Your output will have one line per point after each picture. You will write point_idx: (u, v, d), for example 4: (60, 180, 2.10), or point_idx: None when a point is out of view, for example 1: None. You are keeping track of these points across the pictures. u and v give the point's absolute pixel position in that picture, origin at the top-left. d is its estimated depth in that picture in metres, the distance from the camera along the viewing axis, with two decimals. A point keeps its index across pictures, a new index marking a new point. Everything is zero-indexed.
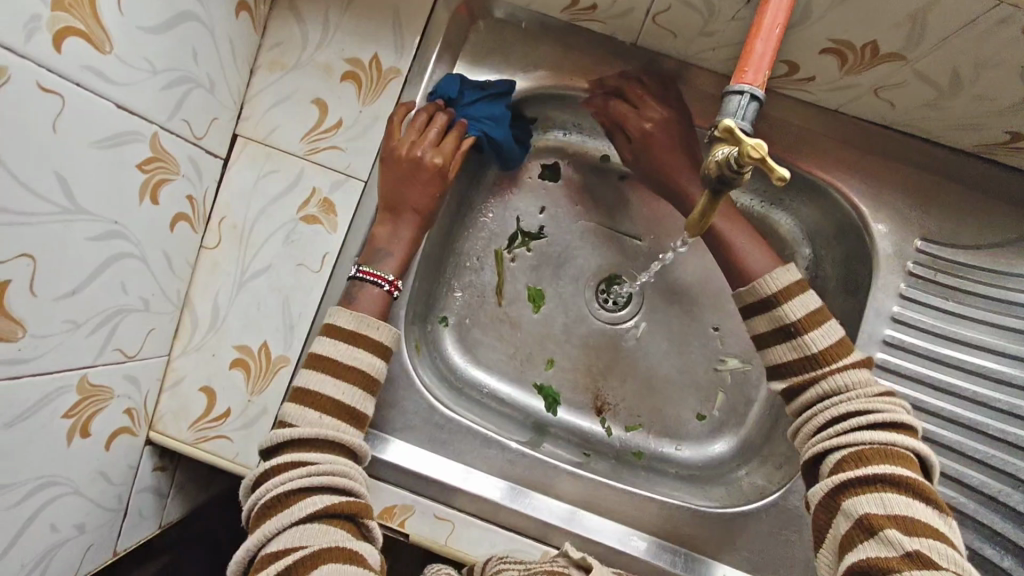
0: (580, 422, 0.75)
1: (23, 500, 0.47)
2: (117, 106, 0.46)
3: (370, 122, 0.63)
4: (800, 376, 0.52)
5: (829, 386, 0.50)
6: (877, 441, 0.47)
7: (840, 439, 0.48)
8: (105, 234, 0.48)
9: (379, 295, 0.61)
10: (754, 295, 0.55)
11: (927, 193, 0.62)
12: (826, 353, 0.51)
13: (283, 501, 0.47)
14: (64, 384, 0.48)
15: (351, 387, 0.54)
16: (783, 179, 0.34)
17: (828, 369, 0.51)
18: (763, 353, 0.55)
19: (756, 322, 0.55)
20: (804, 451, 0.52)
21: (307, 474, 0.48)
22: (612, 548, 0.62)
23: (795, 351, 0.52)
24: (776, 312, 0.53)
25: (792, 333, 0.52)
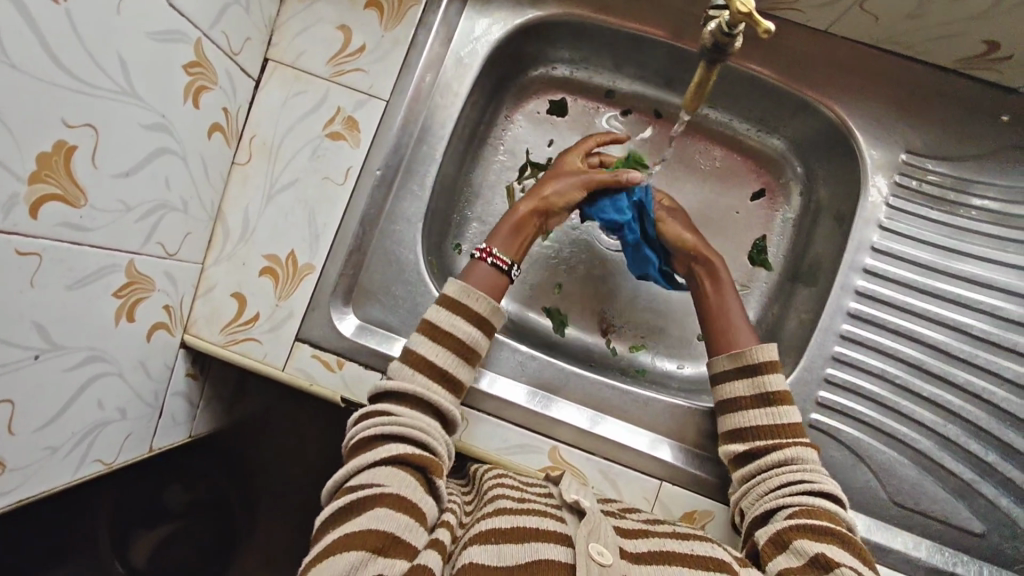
0: (586, 341, 0.79)
1: (76, 367, 0.51)
2: (169, 4, 0.51)
3: (391, 46, 0.67)
4: (761, 441, 0.59)
5: (786, 454, 0.57)
6: (821, 504, 0.53)
7: (795, 500, 0.53)
8: (154, 126, 0.53)
9: (494, 275, 0.65)
10: (743, 359, 0.62)
11: (911, 108, 0.66)
12: (792, 427, 0.58)
13: (372, 441, 0.55)
14: (115, 263, 0.53)
15: (449, 354, 0.61)
16: (768, 32, 0.39)
17: (786, 440, 0.58)
18: (729, 415, 0.62)
19: (735, 385, 0.62)
20: (754, 509, 0.56)
21: (389, 424, 0.55)
22: (616, 443, 0.66)
23: (767, 419, 0.59)
24: (759, 379, 0.61)
25: (769, 400, 0.60)
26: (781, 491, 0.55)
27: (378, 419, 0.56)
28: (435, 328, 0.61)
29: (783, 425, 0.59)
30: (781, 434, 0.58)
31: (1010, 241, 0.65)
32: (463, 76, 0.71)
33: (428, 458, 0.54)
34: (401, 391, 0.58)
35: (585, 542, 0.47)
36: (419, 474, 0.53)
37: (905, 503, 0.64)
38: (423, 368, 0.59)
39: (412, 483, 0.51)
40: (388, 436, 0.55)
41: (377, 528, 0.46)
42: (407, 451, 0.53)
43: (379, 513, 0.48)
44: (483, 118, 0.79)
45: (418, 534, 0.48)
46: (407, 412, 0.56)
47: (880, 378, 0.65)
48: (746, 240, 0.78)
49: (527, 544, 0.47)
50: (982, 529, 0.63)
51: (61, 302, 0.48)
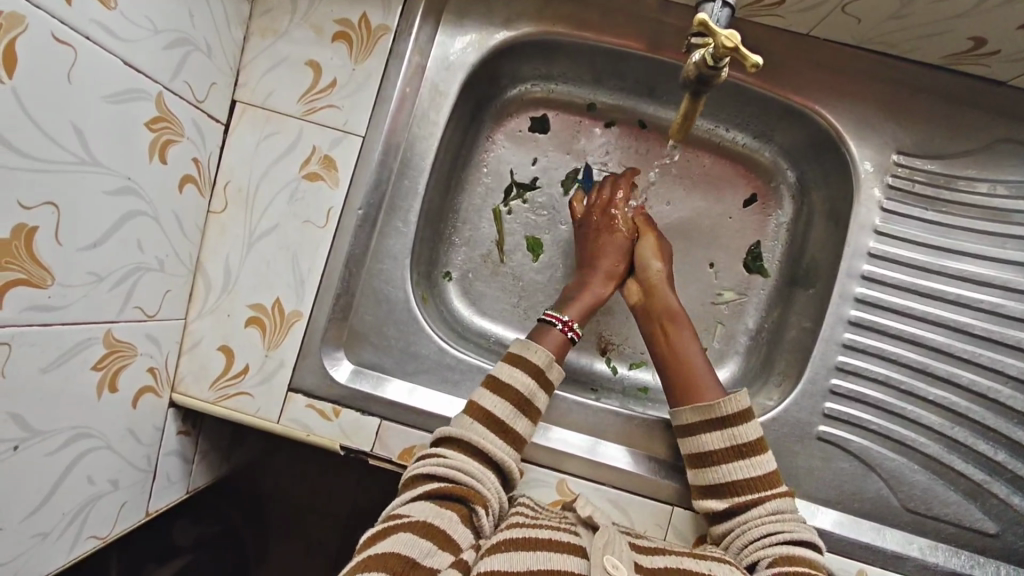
0: (585, 362, 0.77)
1: (60, 449, 0.49)
2: (123, 62, 0.48)
3: (363, 79, 0.65)
4: (739, 497, 0.57)
5: (769, 509, 0.56)
6: (805, 556, 0.52)
7: (775, 550, 0.53)
8: (119, 190, 0.50)
9: (556, 336, 0.65)
10: (714, 412, 0.60)
11: (900, 107, 0.65)
12: (769, 479, 0.58)
13: (421, 479, 0.55)
14: (92, 337, 0.50)
15: (508, 406, 0.59)
16: (753, 64, 0.41)
17: (768, 493, 0.57)
18: (704, 471, 0.60)
19: (708, 439, 0.60)
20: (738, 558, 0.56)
21: (437, 463, 0.55)
22: (625, 472, 0.64)
23: (747, 471, 0.58)
24: (732, 431, 0.59)
25: (745, 453, 0.58)
26: (763, 542, 0.54)
27: (427, 457, 0.57)
28: (494, 380, 0.61)
29: (761, 477, 0.58)
30: (758, 487, 0.57)
31: (1006, 236, 0.64)
32: (440, 103, 0.69)
33: (469, 492, 0.54)
34: (461, 438, 0.57)
35: (601, 555, 0.47)
36: (458, 507, 0.53)
37: (918, 508, 0.62)
38: (481, 418, 0.58)
39: (450, 517, 0.51)
40: (433, 476, 0.55)
41: (401, 552, 0.47)
42: (445, 485, 0.54)
43: (403, 539, 0.48)
44: (464, 142, 0.77)
45: (440, 557, 0.48)
46: (456, 454, 0.56)
47: (883, 384, 0.64)
48: (740, 248, 0.77)
49: (540, 552, 0.47)
50: (996, 529, 0.62)
51: (36, 387, 0.46)
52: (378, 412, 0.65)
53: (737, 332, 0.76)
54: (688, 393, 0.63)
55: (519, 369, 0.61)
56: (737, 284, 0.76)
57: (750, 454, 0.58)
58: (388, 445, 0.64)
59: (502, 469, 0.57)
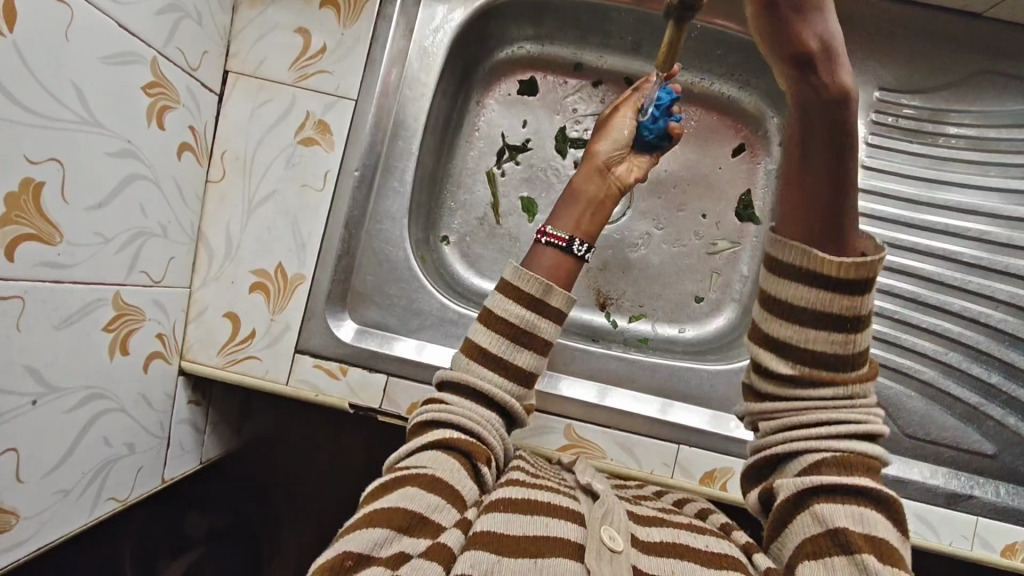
0: (585, 317, 0.79)
1: (75, 408, 0.50)
2: (118, 24, 0.49)
3: (353, 43, 0.66)
4: (815, 371, 0.45)
5: (841, 392, 0.45)
6: (858, 450, 0.44)
7: (831, 443, 0.44)
8: (120, 152, 0.51)
9: (549, 256, 0.60)
10: (853, 270, 0.43)
11: (881, 43, 0.66)
12: (855, 361, 0.45)
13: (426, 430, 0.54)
14: (101, 297, 0.52)
15: (504, 340, 0.56)
16: None
17: (845, 375, 0.45)
18: (794, 328, 0.46)
19: (812, 296, 0.44)
20: (774, 437, 0.46)
21: (443, 412, 0.54)
22: (630, 414, 0.66)
23: (836, 348, 0.45)
24: (852, 300, 0.44)
25: (850, 327, 0.44)
26: (824, 431, 0.44)
27: (431, 407, 0.56)
28: (488, 314, 0.58)
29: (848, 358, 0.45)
30: (843, 363, 0.45)
31: (987, 164, 0.66)
32: (429, 64, 0.70)
33: (475, 442, 0.53)
34: (460, 381, 0.56)
35: (599, 527, 0.45)
36: (464, 458, 0.52)
37: (918, 434, 0.64)
38: (477, 356, 0.57)
39: (456, 467, 0.51)
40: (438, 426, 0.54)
41: (407, 509, 0.46)
42: (452, 437, 0.53)
43: (411, 493, 0.47)
44: (455, 106, 0.78)
45: (447, 513, 0.47)
46: (461, 403, 0.55)
47: (877, 315, 0.66)
48: (733, 196, 0.79)
49: (539, 517, 0.46)
50: (993, 449, 0.64)
51: (51, 343, 0.47)
52: (385, 369, 0.66)
53: None
54: (825, 238, 0.45)
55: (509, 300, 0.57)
56: (730, 233, 0.79)
57: (853, 330, 0.44)
58: (396, 401, 0.65)
59: (506, 411, 0.56)
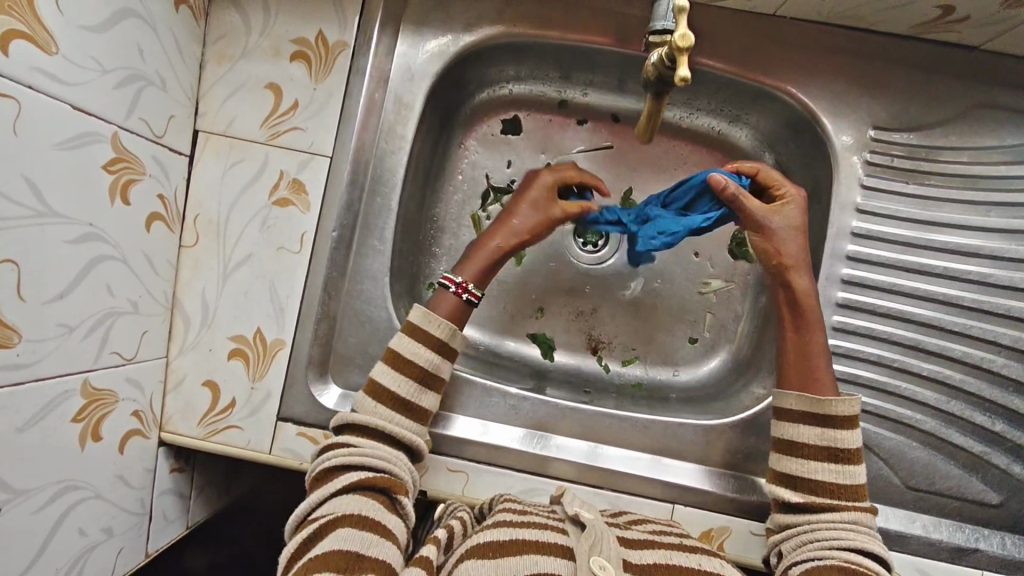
0: (577, 363, 0.77)
1: (45, 505, 0.49)
2: (73, 107, 0.47)
3: (326, 98, 0.64)
4: (815, 498, 0.54)
5: (854, 514, 0.53)
6: (874, 567, 0.50)
7: (847, 557, 0.50)
8: (83, 237, 0.49)
9: (451, 302, 0.62)
10: (819, 408, 0.56)
11: (873, 80, 0.64)
12: (856, 489, 0.54)
13: (333, 475, 0.54)
14: (69, 389, 0.50)
15: (411, 382, 0.58)
16: (686, 79, 0.36)
17: (846, 500, 0.54)
18: (792, 459, 0.56)
19: (801, 431, 0.56)
20: (793, 554, 0.53)
21: (346, 454, 0.54)
22: (624, 474, 0.64)
23: (832, 476, 0.54)
24: (833, 433, 0.55)
25: (840, 458, 0.55)
26: (838, 544, 0.51)
27: (335, 451, 0.55)
28: (395, 353, 0.59)
29: (849, 485, 0.54)
30: (841, 492, 0.54)
31: (989, 204, 0.63)
32: (406, 116, 0.67)
33: (389, 479, 0.54)
34: (360, 424, 0.56)
35: (587, 557, 0.46)
36: (381, 496, 0.53)
37: (920, 486, 0.62)
38: (385, 400, 0.57)
39: (376, 506, 0.51)
40: (348, 468, 0.54)
41: (342, 550, 0.45)
42: (366, 476, 0.53)
43: (343, 534, 0.47)
44: (436, 151, 0.76)
45: (383, 548, 0.47)
46: (368, 443, 0.55)
47: (876, 364, 0.64)
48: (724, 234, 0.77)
49: (529, 555, 0.46)
50: (999, 499, 0.62)
51: (15, 447, 0.45)
52: None
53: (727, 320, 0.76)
54: (801, 380, 0.58)
55: (421, 343, 0.59)
56: (723, 272, 0.77)
57: (848, 460, 0.54)
58: None
59: (408, 445, 0.57)
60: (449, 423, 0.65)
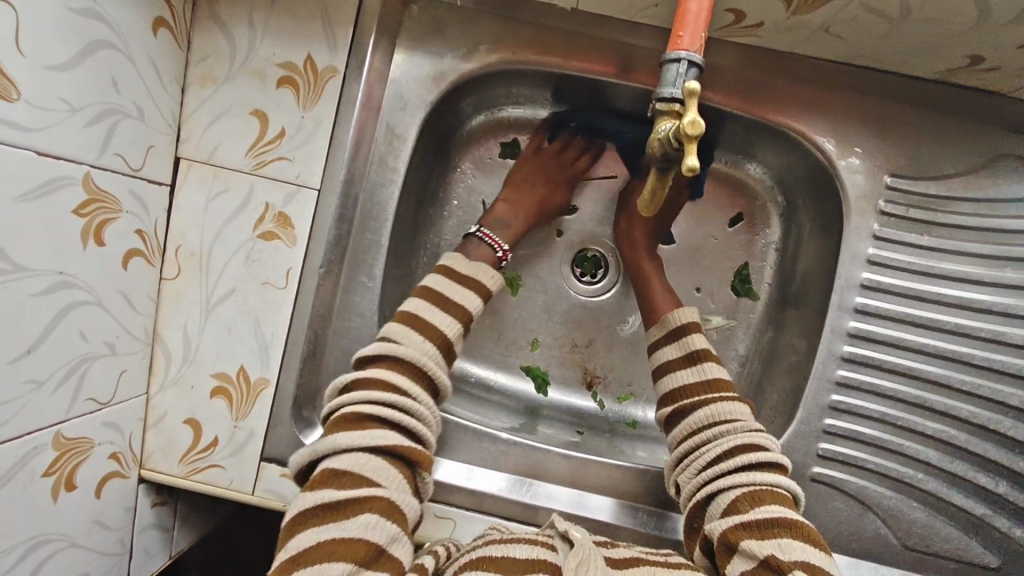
0: (571, 400, 0.75)
1: (16, 564, 0.47)
2: (39, 153, 0.44)
3: (314, 126, 0.60)
4: (686, 400, 0.59)
5: (716, 411, 0.57)
6: (765, 485, 0.50)
7: (735, 482, 0.51)
8: (52, 287, 0.47)
9: (487, 253, 0.68)
10: (666, 325, 0.65)
11: (891, 125, 0.61)
12: (718, 382, 0.59)
13: (362, 421, 0.52)
14: (39, 443, 0.48)
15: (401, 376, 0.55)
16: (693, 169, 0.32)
17: (714, 395, 0.58)
18: (663, 380, 0.63)
19: (665, 350, 0.64)
20: (694, 493, 0.54)
21: (388, 404, 0.52)
22: (611, 525, 0.63)
23: (694, 376, 0.60)
24: (685, 339, 0.63)
25: (694, 358, 0.61)
26: (722, 471, 0.52)
27: (367, 393, 0.53)
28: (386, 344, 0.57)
29: (711, 380, 0.59)
30: (707, 395, 0.58)
31: (1007, 259, 0.60)
32: (399, 146, 0.64)
33: (421, 450, 0.53)
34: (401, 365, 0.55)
35: None
36: (407, 469, 0.52)
37: (918, 546, 0.61)
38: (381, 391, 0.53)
39: (401, 480, 0.50)
40: (382, 421, 0.52)
41: (367, 538, 0.45)
42: (403, 444, 0.52)
43: (372, 520, 0.46)
44: (431, 177, 0.73)
45: (402, 544, 0.48)
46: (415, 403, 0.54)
47: (880, 421, 0.62)
48: (727, 270, 0.74)
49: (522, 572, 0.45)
50: (997, 562, 0.60)
51: None
52: None
53: (727, 358, 0.74)
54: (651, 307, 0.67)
55: (420, 337, 0.58)
56: (725, 308, 0.75)
57: (698, 358, 0.61)
58: None
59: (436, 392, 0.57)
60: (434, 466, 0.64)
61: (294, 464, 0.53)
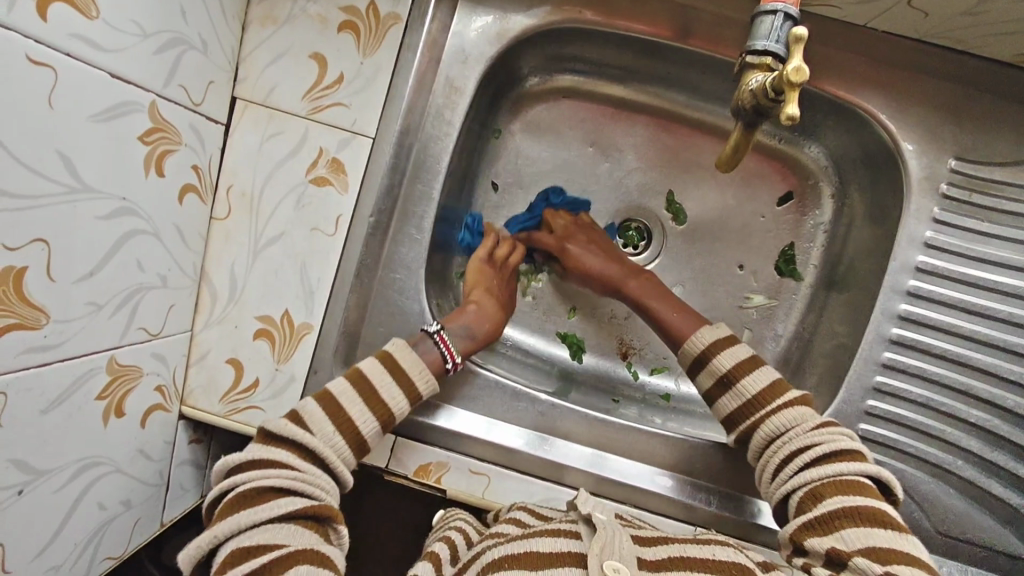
0: (605, 368, 0.75)
1: (67, 484, 0.48)
2: (112, 75, 0.44)
3: (373, 73, 0.60)
4: (749, 417, 0.57)
5: (770, 424, 0.55)
6: (829, 478, 0.49)
7: (796, 483, 0.51)
8: (115, 212, 0.47)
9: (436, 359, 0.59)
10: (689, 358, 0.62)
11: (961, 107, 0.59)
12: (764, 394, 0.56)
13: (255, 498, 0.47)
14: (94, 367, 0.48)
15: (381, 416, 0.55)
16: (792, 117, 0.35)
17: (766, 408, 0.56)
18: (713, 410, 0.60)
19: (701, 380, 0.60)
20: (772, 498, 0.54)
21: (279, 477, 0.48)
22: (640, 489, 0.63)
23: (735, 400, 0.57)
24: (711, 366, 0.59)
25: (728, 382, 0.58)
26: (790, 472, 0.52)
27: (261, 471, 0.49)
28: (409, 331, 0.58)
29: (762, 391, 0.56)
30: (756, 407, 0.56)
31: None
32: (455, 100, 0.63)
33: (327, 514, 0.48)
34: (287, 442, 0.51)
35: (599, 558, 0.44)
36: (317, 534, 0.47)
37: (950, 532, 0.61)
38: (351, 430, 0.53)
39: (316, 542, 0.45)
40: (279, 491, 0.47)
41: None
42: (309, 503, 0.47)
43: (301, 570, 0.41)
44: (480, 136, 0.72)
45: None
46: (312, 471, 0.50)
47: (922, 407, 0.61)
48: (773, 249, 0.74)
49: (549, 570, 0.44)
50: None
51: (38, 429, 0.44)
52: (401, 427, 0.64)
53: (765, 337, 0.74)
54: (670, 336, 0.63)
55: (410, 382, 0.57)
56: (767, 288, 0.74)
57: (732, 381, 0.58)
58: (403, 461, 0.64)
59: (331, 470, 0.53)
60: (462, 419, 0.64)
61: (186, 567, 0.46)
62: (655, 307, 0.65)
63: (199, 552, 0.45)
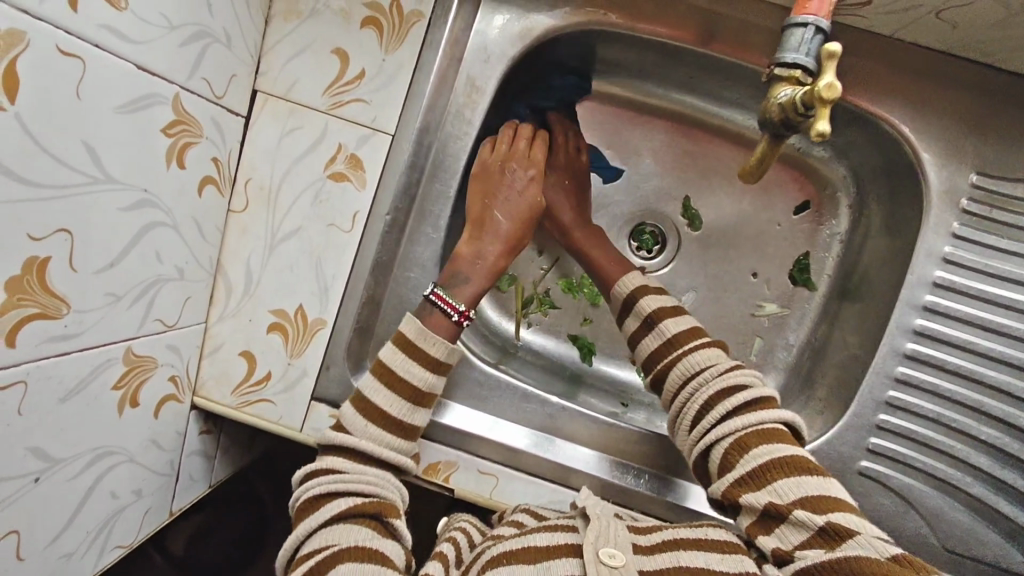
0: (615, 372, 0.75)
1: (81, 472, 0.48)
2: (139, 67, 0.44)
3: (394, 70, 0.60)
4: (665, 360, 0.58)
5: (688, 368, 0.56)
6: (756, 426, 0.51)
7: (723, 432, 0.52)
8: (137, 203, 0.47)
9: (447, 325, 0.59)
10: (621, 299, 0.64)
11: (983, 121, 0.59)
12: (684, 335, 0.58)
13: (316, 502, 0.52)
14: (111, 357, 0.48)
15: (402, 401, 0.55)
16: (821, 134, 0.36)
17: (681, 350, 0.58)
18: (636, 351, 0.62)
19: (632, 323, 0.62)
20: (694, 454, 0.55)
21: (331, 480, 0.52)
22: (643, 494, 0.63)
23: (655, 339, 0.59)
24: (637, 307, 0.62)
25: (652, 323, 0.60)
26: (714, 424, 0.53)
27: (319, 475, 0.53)
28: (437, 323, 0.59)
29: (687, 332, 0.59)
30: (676, 355, 0.58)
31: None
32: (475, 99, 0.63)
33: (382, 508, 0.51)
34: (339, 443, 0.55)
35: (595, 545, 0.45)
36: (372, 526, 0.50)
37: (955, 548, 0.61)
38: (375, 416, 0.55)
39: (369, 535, 0.49)
40: (332, 494, 0.52)
41: None
42: (360, 503, 0.51)
43: (342, 568, 0.45)
44: None
45: None
46: (363, 469, 0.53)
47: (933, 422, 0.61)
48: (787, 257, 0.73)
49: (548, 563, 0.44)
50: None
51: (56, 418, 0.44)
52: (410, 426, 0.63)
53: (776, 346, 0.74)
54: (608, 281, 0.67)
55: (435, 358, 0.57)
56: (780, 296, 0.74)
57: (655, 322, 0.60)
58: None
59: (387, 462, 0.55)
60: (472, 419, 0.64)
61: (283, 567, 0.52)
62: (597, 251, 0.69)
63: (287, 557, 0.51)
